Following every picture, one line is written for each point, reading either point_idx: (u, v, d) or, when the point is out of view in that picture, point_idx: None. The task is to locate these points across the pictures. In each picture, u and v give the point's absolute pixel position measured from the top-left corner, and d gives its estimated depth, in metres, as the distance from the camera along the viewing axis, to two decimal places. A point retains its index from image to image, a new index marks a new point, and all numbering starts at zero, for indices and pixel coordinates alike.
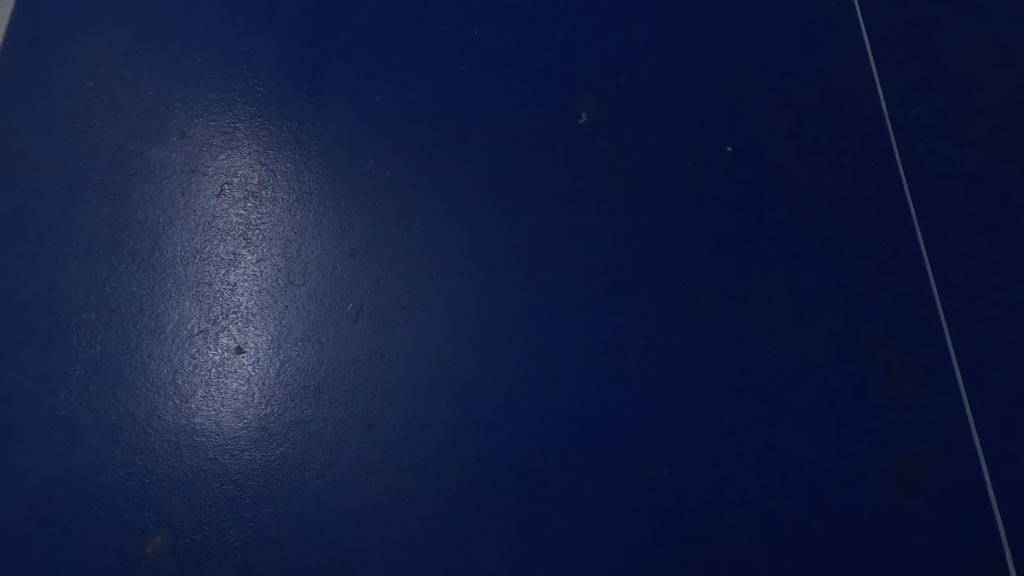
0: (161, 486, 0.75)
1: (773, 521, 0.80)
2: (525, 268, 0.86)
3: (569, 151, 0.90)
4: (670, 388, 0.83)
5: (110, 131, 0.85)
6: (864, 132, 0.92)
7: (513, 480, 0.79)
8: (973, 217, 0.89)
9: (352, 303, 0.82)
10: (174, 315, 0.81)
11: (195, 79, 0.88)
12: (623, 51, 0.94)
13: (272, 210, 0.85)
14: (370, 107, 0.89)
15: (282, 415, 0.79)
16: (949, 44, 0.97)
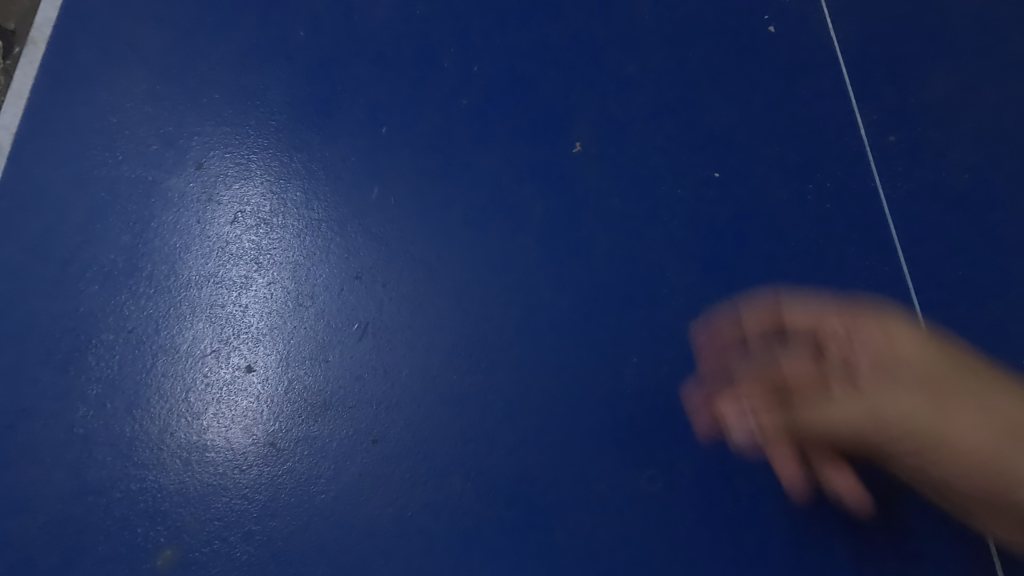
0: (173, 500, 0.78)
1: (764, 528, 0.81)
2: (520, 290, 0.86)
3: (554, 168, 0.90)
4: (662, 404, 0.83)
5: (127, 159, 0.87)
6: (842, 155, 0.92)
7: (510, 494, 0.80)
8: (951, 230, 0.89)
9: (357, 322, 0.84)
10: (188, 335, 0.83)
11: (213, 112, 0.89)
12: (615, 79, 0.93)
13: (283, 236, 0.86)
14: (375, 139, 0.89)
15: (289, 431, 0.81)
16: (930, 67, 0.95)
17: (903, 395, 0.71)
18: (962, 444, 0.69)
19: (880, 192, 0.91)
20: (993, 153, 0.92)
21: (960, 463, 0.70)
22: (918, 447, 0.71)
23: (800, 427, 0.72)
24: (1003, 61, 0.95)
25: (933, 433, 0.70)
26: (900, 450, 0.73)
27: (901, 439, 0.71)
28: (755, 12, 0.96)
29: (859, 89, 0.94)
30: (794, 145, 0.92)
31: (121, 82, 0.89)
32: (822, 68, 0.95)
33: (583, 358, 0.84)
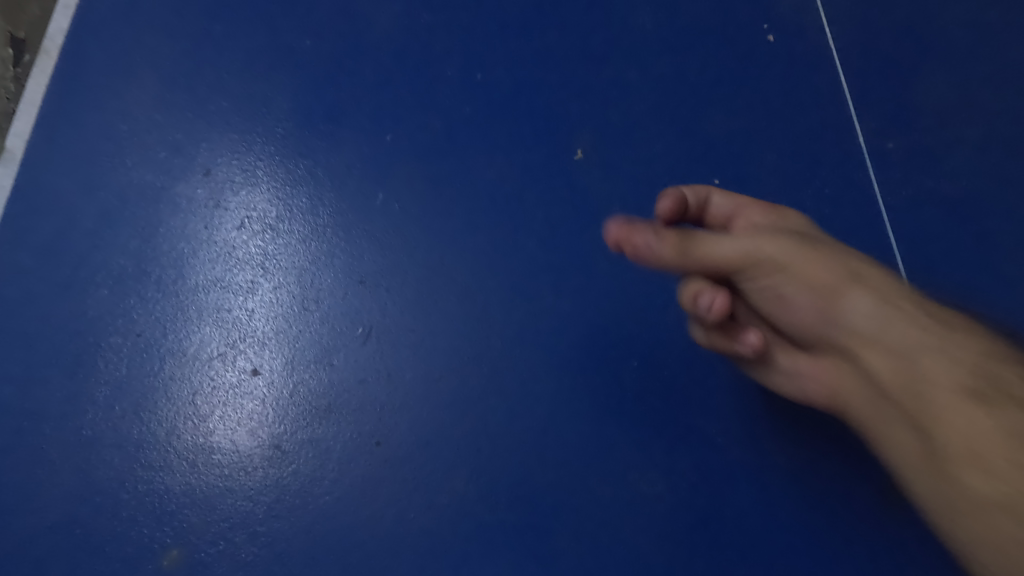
0: (179, 501, 0.79)
1: (764, 530, 0.81)
2: (523, 295, 0.87)
3: (555, 174, 0.91)
4: (662, 408, 0.84)
5: (137, 166, 0.89)
6: (841, 161, 0.93)
7: (512, 495, 0.81)
8: (948, 236, 0.91)
9: (361, 327, 0.85)
10: (194, 338, 0.84)
11: (221, 120, 0.91)
12: (616, 87, 0.95)
13: (289, 241, 0.88)
14: (379, 146, 0.91)
15: (294, 434, 0.82)
16: (928, 75, 0.96)
17: (779, 238, 0.74)
18: (804, 286, 0.72)
19: (879, 199, 0.92)
20: (990, 159, 0.93)
21: (799, 307, 0.74)
22: (768, 277, 0.74)
23: (691, 245, 0.72)
24: (1000, 68, 0.96)
25: (789, 267, 0.73)
26: (752, 286, 0.76)
27: (751, 273, 0.74)
28: (754, 20, 0.97)
29: (857, 96, 0.95)
30: (793, 152, 0.93)
31: (130, 91, 0.91)
32: (820, 75, 0.96)
33: (584, 361, 0.85)
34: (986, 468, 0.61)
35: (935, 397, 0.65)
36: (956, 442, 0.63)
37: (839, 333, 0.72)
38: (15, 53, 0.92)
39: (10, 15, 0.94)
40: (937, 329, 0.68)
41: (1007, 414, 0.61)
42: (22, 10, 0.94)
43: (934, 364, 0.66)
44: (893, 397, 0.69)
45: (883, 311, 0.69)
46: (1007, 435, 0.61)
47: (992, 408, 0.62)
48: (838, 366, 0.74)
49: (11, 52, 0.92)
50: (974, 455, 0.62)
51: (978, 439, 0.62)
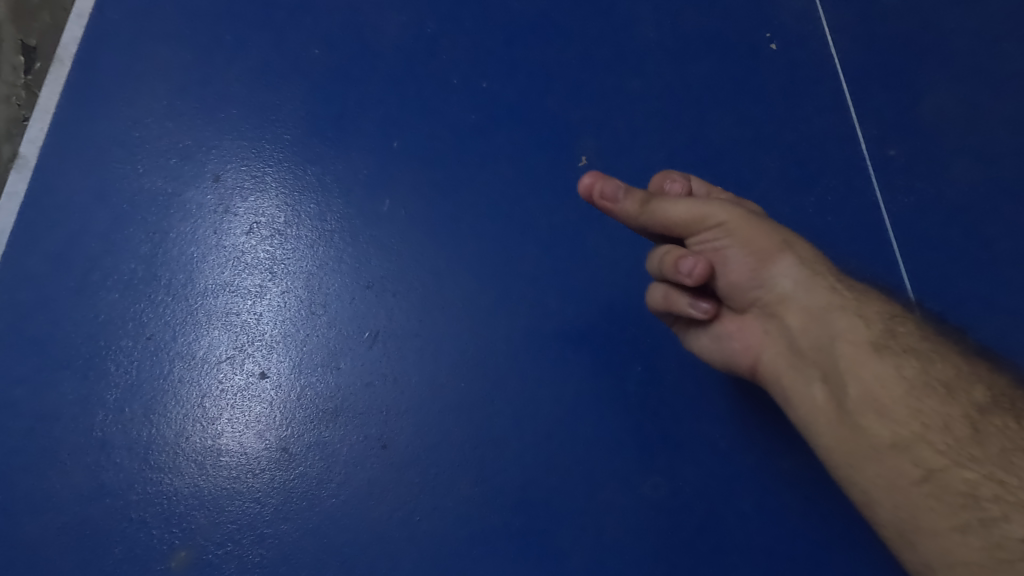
0: (188, 503, 0.80)
1: (770, 535, 0.82)
2: (527, 300, 0.88)
3: (560, 181, 0.92)
4: (666, 412, 0.85)
5: (148, 172, 0.90)
6: (843, 169, 0.94)
7: (517, 499, 0.82)
8: (951, 242, 0.91)
9: (368, 331, 0.86)
10: (203, 342, 0.85)
11: (230, 127, 0.92)
12: (620, 95, 0.96)
13: (296, 246, 0.89)
14: (386, 153, 0.92)
15: (301, 437, 0.83)
16: (929, 83, 0.97)
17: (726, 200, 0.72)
18: (741, 247, 0.71)
19: (882, 206, 0.93)
20: (991, 166, 0.94)
21: (733, 268, 0.72)
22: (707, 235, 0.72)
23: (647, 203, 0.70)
24: (1001, 76, 0.97)
25: (730, 228, 0.71)
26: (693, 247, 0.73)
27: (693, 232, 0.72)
28: (757, 30, 0.99)
29: (859, 105, 0.96)
30: (795, 159, 0.94)
31: (142, 98, 0.92)
32: (822, 84, 0.97)
33: (588, 366, 0.86)
34: (884, 412, 0.62)
35: (843, 351, 0.66)
36: (860, 390, 0.64)
37: (758, 294, 0.72)
38: (25, 61, 0.94)
39: (22, 23, 0.96)
40: (851, 293, 0.70)
41: (907, 364, 0.64)
42: (34, 17, 0.96)
43: (844, 321, 0.68)
44: (806, 353, 0.69)
45: (803, 274, 0.71)
46: (906, 382, 0.63)
47: (896, 359, 0.64)
48: (761, 329, 0.73)
49: (21, 59, 0.95)
50: (876, 401, 0.63)
51: (880, 385, 0.63)
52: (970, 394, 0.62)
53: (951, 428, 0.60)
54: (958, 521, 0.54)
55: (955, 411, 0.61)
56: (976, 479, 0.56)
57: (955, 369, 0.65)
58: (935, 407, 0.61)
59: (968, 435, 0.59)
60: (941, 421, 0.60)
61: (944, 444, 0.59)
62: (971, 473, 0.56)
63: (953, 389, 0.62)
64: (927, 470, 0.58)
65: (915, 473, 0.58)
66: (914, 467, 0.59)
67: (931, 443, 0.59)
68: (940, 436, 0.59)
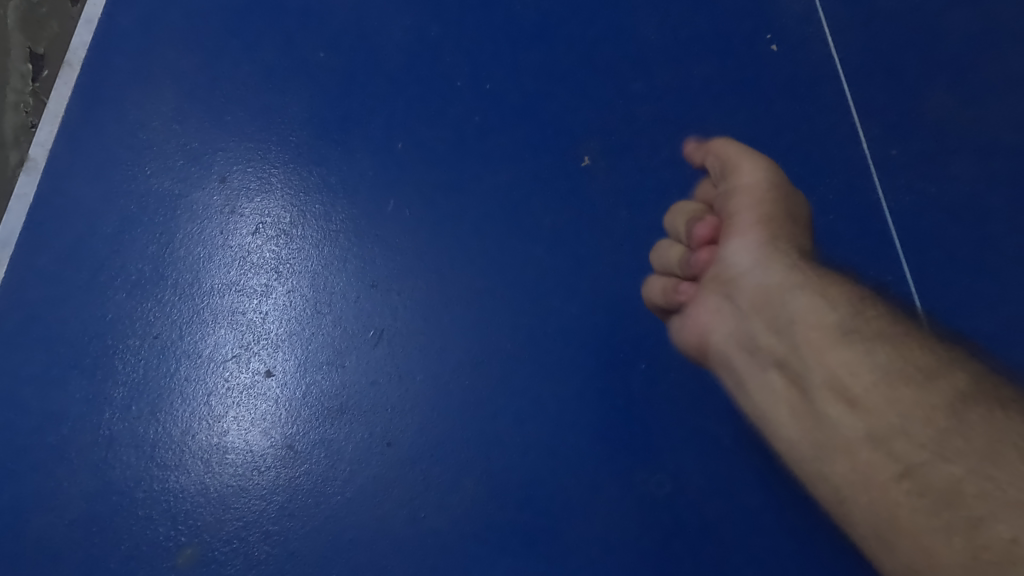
0: (194, 501, 0.81)
1: (776, 530, 0.82)
2: (531, 299, 0.88)
3: (564, 181, 0.93)
4: (670, 409, 0.85)
5: (157, 175, 0.91)
6: (845, 168, 0.95)
7: (522, 496, 0.82)
8: (953, 240, 0.92)
9: (373, 329, 0.87)
10: (209, 341, 0.86)
11: (237, 130, 0.93)
12: (622, 96, 0.97)
13: (302, 246, 0.90)
14: (391, 154, 0.93)
15: (305, 434, 0.83)
16: (930, 83, 0.97)
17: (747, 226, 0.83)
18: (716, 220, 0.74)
19: (884, 206, 0.93)
20: (992, 165, 0.94)
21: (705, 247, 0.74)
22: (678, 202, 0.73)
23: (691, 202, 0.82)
24: (1002, 75, 0.97)
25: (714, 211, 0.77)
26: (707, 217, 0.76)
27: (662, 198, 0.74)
28: (758, 32, 0.99)
29: (861, 105, 0.97)
30: (797, 159, 0.95)
31: (150, 101, 0.93)
32: (824, 84, 0.98)
33: (592, 365, 0.86)
34: (855, 403, 0.61)
35: (805, 336, 0.65)
36: (826, 377, 0.63)
37: (716, 270, 0.72)
38: (33, 68, 0.95)
39: (30, 32, 0.97)
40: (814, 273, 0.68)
41: (878, 350, 0.62)
42: (42, 25, 0.97)
43: (805, 301, 0.66)
44: (765, 340, 0.68)
45: (764, 250, 0.69)
46: (877, 370, 0.60)
47: (865, 345, 0.62)
48: (716, 305, 0.71)
49: (29, 66, 0.96)
50: (844, 390, 0.61)
51: (849, 374, 0.61)
52: (949, 381, 0.58)
53: (932, 419, 0.56)
54: (943, 520, 0.52)
55: (936, 401, 0.57)
56: (960, 475, 0.53)
57: (930, 353, 0.61)
58: (911, 397, 0.58)
59: (950, 427, 0.55)
60: (920, 412, 0.57)
61: (924, 437, 0.56)
62: (956, 468, 0.53)
63: (930, 375, 0.59)
64: (906, 465, 0.56)
65: (896, 468, 0.57)
66: (894, 462, 0.57)
67: (909, 437, 0.57)
68: (919, 428, 0.56)
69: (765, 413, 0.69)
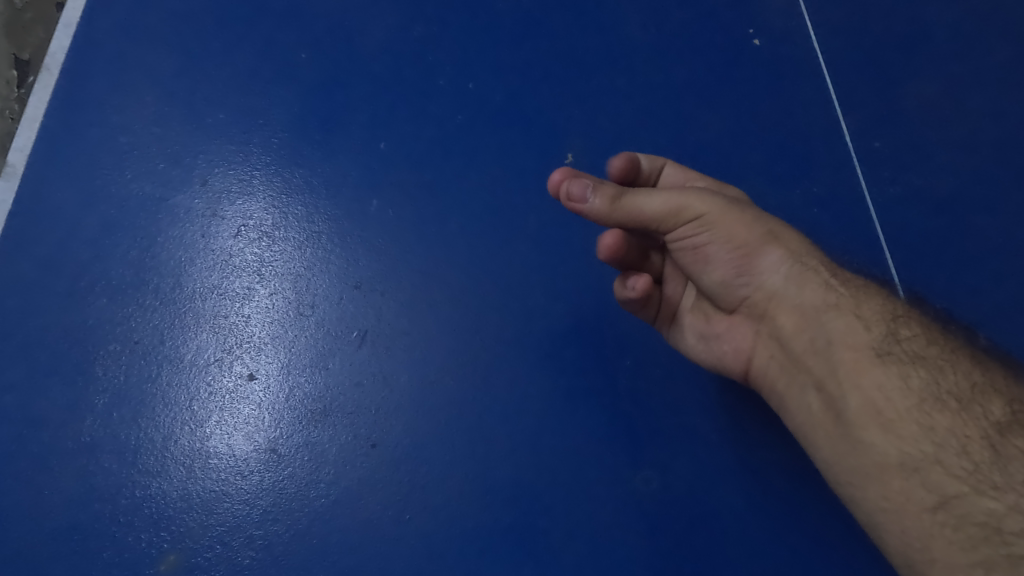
0: (176, 506, 0.80)
1: (764, 525, 0.81)
2: (516, 297, 0.88)
3: (547, 178, 0.92)
4: (656, 405, 0.85)
5: (138, 179, 0.90)
6: (829, 162, 0.95)
7: (508, 495, 0.81)
8: (937, 232, 0.92)
9: (356, 331, 0.86)
10: (192, 345, 0.85)
11: (218, 133, 0.93)
12: (605, 92, 0.96)
13: (285, 248, 0.89)
14: (374, 154, 0.92)
15: (289, 438, 0.83)
16: (912, 75, 0.97)
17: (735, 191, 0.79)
18: (722, 243, 0.69)
19: (867, 198, 0.93)
20: (975, 156, 0.94)
21: (716, 265, 0.71)
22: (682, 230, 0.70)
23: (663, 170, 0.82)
24: (983, 66, 0.97)
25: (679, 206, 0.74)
26: (672, 243, 0.71)
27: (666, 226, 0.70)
28: (740, 27, 0.99)
29: (843, 98, 0.97)
30: (782, 153, 0.95)
31: (130, 105, 0.92)
32: (807, 78, 0.98)
33: (578, 363, 0.86)
34: (889, 428, 0.61)
35: (842, 357, 0.65)
36: (861, 402, 0.63)
37: (749, 296, 0.71)
38: (18, 74, 0.95)
39: (16, 39, 0.96)
40: (846, 290, 0.68)
41: (914, 375, 0.62)
42: (27, 31, 0.96)
43: (840, 325, 0.66)
44: (801, 362, 0.68)
45: (795, 270, 0.69)
46: (914, 396, 0.61)
47: (901, 369, 0.63)
48: (752, 331, 0.73)
49: (14, 73, 0.95)
50: (879, 414, 0.62)
51: (884, 399, 0.62)
52: (987, 409, 0.60)
53: (968, 450, 0.57)
54: (980, 557, 0.53)
55: (972, 431, 0.58)
56: (1000, 511, 0.54)
57: (967, 379, 0.62)
58: (947, 425, 0.59)
59: (987, 459, 0.57)
60: (958, 442, 0.58)
61: (960, 468, 0.57)
62: (996, 503, 0.54)
63: (967, 404, 0.60)
64: (941, 496, 0.57)
65: (930, 499, 0.57)
66: (928, 493, 0.58)
67: (945, 468, 0.58)
68: (956, 460, 0.57)
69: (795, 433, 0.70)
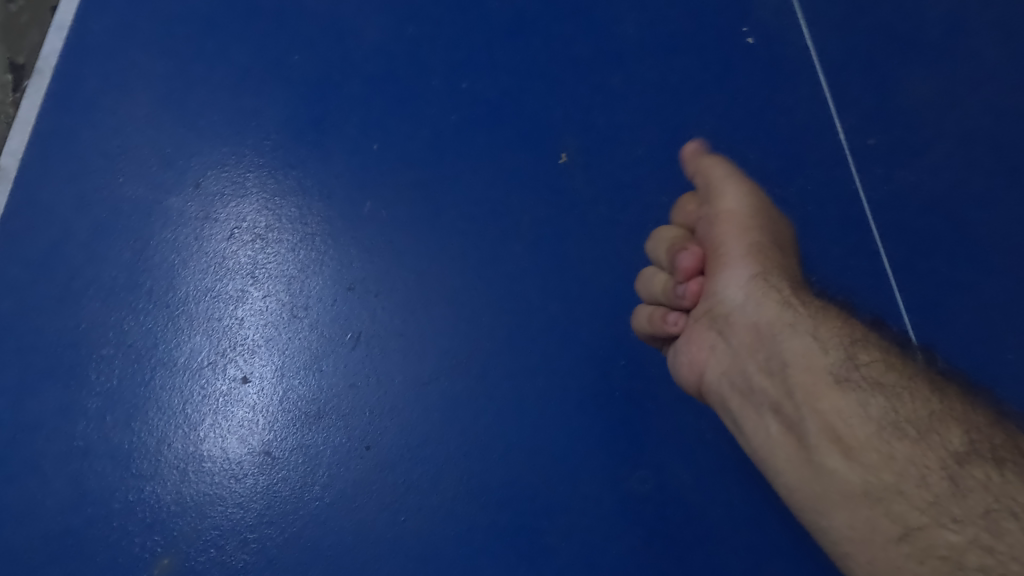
0: (170, 510, 0.80)
1: (760, 523, 0.81)
2: (511, 298, 0.88)
3: (542, 178, 0.92)
4: (652, 405, 0.84)
5: (131, 182, 0.90)
6: (824, 159, 0.94)
7: (503, 496, 0.81)
8: (932, 229, 0.92)
9: (350, 333, 0.86)
10: (185, 348, 0.85)
11: (212, 135, 0.92)
12: (599, 91, 0.96)
13: (278, 250, 0.89)
14: (368, 155, 0.92)
15: (283, 440, 0.83)
16: (907, 72, 0.97)
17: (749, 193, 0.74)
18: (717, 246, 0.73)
19: (862, 195, 0.93)
20: (971, 152, 0.94)
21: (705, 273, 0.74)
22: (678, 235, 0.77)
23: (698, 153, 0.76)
24: (979, 61, 0.97)
25: (721, 220, 0.74)
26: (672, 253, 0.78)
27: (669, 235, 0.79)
28: (735, 24, 0.99)
29: (838, 95, 0.97)
30: (776, 151, 0.95)
31: (124, 108, 0.92)
32: (801, 75, 0.97)
33: (573, 363, 0.85)
34: (849, 454, 0.60)
35: (798, 379, 0.64)
36: (820, 425, 0.62)
37: (709, 305, 0.73)
38: (14, 78, 0.94)
39: (12, 42, 0.96)
40: (804, 310, 0.68)
41: (873, 402, 0.61)
42: (22, 35, 0.96)
43: (796, 345, 0.66)
44: (757, 384, 0.67)
45: (754, 285, 0.70)
46: (872, 423, 0.60)
47: (860, 393, 0.61)
48: (711, 343, 0.72)
49: (10, 77, 0.94)
50: (839, 440, 0.61)
51: (844, 424, 0.61)
52: (944, 439, 0.57)
53: (927, 480, 0.56)
54: None
55: (931, 460, 0.56)
56: (961, 544, 0.51)
57: (924, 406, 0.60)
58: (906, 454, 0.57)
59: (947, 490, 0.54)
60: (917, 471, 0.56)
61: (922, 500, 0.55)
62: (956, 535, 0.52)
63: (925, 432, 0.58)
64: (904, 528, 0.55)
65: (894, 530, 0.56)
66: (892, 524, 0.56)
67: (908, 499, 0.56)
68: (915, 491, 0.56)
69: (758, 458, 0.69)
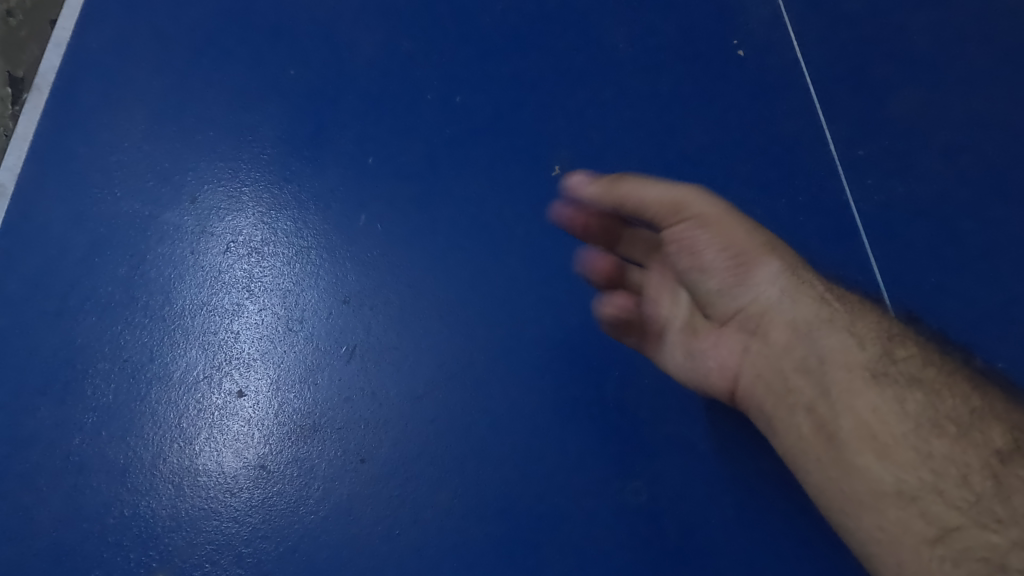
0: (164, 525, 0.80)
1: (753, 531, 0.82)
2: (504, 310, 0.88)
3: (535, 190, 0.93)
4: (645, 415, 0.85)
5: (127, 197, 0.91)
6: (813, 170, 0.95)
7: (497, 507, 0.81)
8: (920, 237, 0.93)
9: (345, 346, 0.86)
10: (180, 363, 0.85)
11: (208, 150, 0.93)
12: (591, 104, 0.97)
13: (273, 264, 0.89)
14: (362, 169, 0.93)
15: (279, 454, 0.83)
16: (895, 83, 0.98)
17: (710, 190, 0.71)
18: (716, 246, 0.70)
19: (851, 205, 0.94)
20: (957, 162, 0.95)
21: (713, 273, 0.72)
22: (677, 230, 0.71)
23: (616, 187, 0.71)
24: (966, 72, 0.98)
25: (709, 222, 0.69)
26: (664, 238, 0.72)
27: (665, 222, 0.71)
28: (724, 37, 1.00)
29: (827, 106, 0.98)
30: (766, 162, 0.96)
31: (121, 123, 0.93)
32: (790, 87, 0.98)
33: (567, 374, 0.86)
34: (884, 454, 0.63)
35: (836, 377, 0.67)
36: (854, 423, 0.65)
37: (742, 308, 0.73)
38: (12, 92, 0.95)
39: (11, 56, 0.97)
40: (841, 305, 0.71)
41: (911, 398, 0.64)
42: (21, 49, 0.97)
43: (836, 342, 0.68)
44: (792, 381, 0.70)
45: (787, 282, 0.71)
46: (911, 421, 0.63)
47: (898, 392, 0.64)
48: (741, 345, 0.74)
49: (9, 90, 0.95)
50: (874, 438, 0.64)
51: (880, 423, 0.64)
52: (987, 436, 0.61)
53: (969, 480, 0.59)
54: None
55: (972, 459, 0.60)
56: (1003, 545, 0.55)
57: (965, 403, 0.63)
58: (945, 453, 0.61)
59: (989, 490, 0.58)
60: (957, 472, 0.60)
61: (961, 500, 0.58)
62: (998, 537, 0.55)
63: (966, 430, 0.61)
64: (940, 529, 0.58)
65: (930, 532, 0.58)
66: (928, 525, 0.59)
67: (946, 499, 0.59)
68: (956, 490, 0.59)
69: (785, 455, 0.71)
